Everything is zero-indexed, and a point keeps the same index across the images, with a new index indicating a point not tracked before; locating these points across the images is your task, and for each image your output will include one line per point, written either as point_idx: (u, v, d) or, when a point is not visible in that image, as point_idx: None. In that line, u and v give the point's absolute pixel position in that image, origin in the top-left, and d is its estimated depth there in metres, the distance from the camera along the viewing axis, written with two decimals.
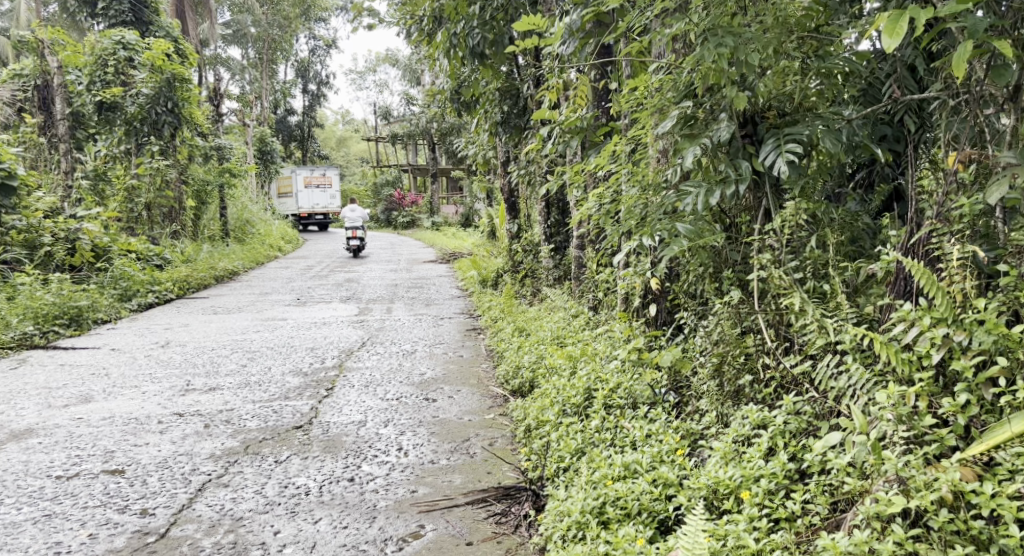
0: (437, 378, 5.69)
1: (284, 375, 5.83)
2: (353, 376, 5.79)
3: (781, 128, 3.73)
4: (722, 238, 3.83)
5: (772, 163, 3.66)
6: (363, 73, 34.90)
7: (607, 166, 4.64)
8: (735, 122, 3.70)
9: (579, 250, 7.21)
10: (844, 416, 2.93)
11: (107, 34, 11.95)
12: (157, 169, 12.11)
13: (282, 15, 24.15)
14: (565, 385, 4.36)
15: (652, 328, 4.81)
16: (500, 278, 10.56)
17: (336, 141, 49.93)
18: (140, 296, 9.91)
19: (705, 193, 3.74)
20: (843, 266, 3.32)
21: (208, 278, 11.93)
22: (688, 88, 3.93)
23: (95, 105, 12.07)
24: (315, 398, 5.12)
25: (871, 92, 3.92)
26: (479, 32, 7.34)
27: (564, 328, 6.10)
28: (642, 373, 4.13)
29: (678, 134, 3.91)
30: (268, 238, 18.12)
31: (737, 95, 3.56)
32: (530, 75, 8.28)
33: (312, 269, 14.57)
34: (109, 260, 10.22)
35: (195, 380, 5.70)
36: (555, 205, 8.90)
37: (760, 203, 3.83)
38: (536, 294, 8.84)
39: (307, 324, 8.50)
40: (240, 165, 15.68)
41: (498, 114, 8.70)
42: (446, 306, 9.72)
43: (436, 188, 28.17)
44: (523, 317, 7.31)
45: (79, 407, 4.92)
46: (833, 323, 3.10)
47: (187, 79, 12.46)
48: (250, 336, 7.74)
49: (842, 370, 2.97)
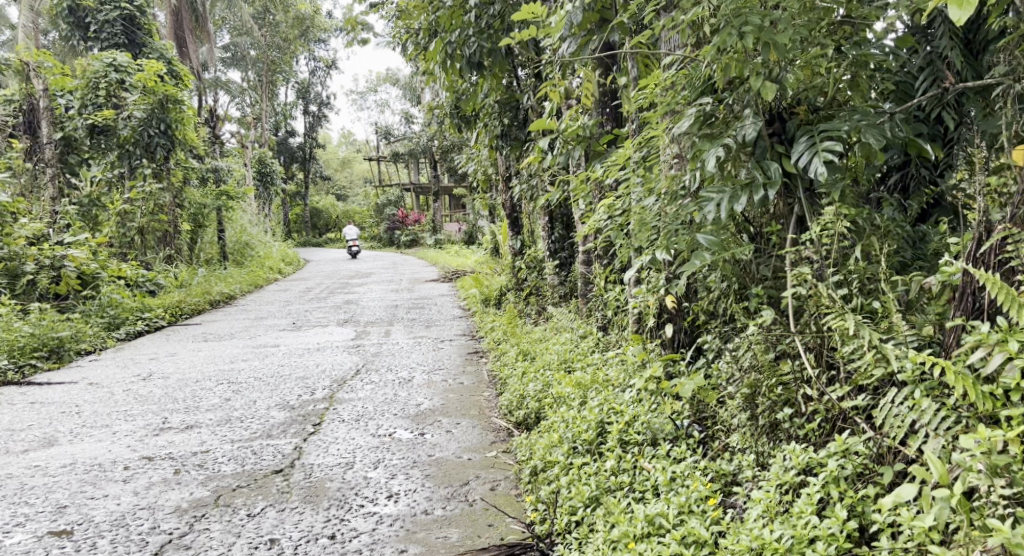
0: (435, 409, 5.23)
1: (269, 410, 5.38)
2: (343, 409, 5.34)
3: (815, 124, 3.26)
4: (751, 251, 3.37)
5: (806, 165, 3.21)
6: (363, 94, 34.70)
7: (614, 172, 4.21)
8: (762, 119, 3.25)
9: (585, 266, 6.78)
10: (914, 462, 2.50)
11: (98, 56, 11.65)
12: (150, 193, 11.67)
13: (282, 37, 23.89)
14: (575, 418, 3.91)
15: (670, 352, 4.39)
16: (504, 296, 10.14)
17: (338, 162, 49.66)
18: (130, 323, 9.51)
19: (729, 200, 3.28)
20: (896, 279, 2.88)
21: (202, 302, 11.52)
22: (704, 83, 3.52)
23: (87, 128, 11.73)
24: (299, 436, 4.68)
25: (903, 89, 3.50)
26: (475, 41, 6.95)
27: (572, 351, 5.68)
28: (663, 403, 3.69)
29: (696, 135, 3.44)
30: (268, 261, 17.75)
31: (766, 86, 3.12)
32: (531, 86, 7.90)
33: (312, 291, 14.17)
34: (96, 288, 9.80)
35: (172, 417, 5.26)
36: (559, 219, 8.49)
37: (792, 210, 3.33)
38: (541, 313, 8.44)
39: (300, 351, 8.05)
40: (237, 188, 15.30)
41: (498, 127, 8.31)
42: (447, 328, 9.30)
43: (440, 206, 27.81)
44: (528, 339, 6.85)
45: (39, 452, 4.48)
46: (892, 349, 2.66)
47: (181, 100, 12.08)
48: (238, 365, 7.27)
49: (909, 406, 2.53)
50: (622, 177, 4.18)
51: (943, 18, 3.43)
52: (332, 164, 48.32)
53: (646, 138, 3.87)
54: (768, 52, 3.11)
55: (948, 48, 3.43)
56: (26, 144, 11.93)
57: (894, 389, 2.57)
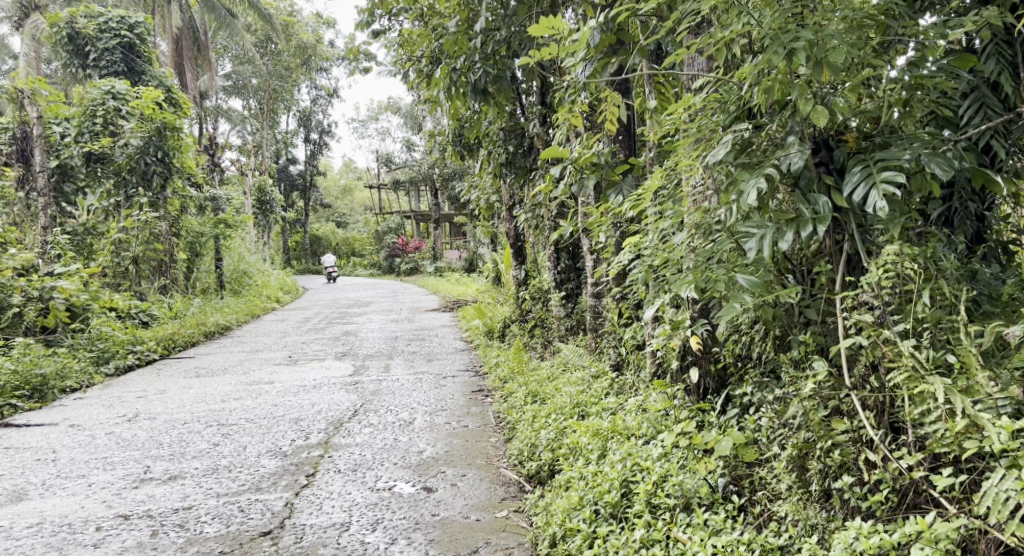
0: (439, 458, 4.83)
1: (259, 459, 5.00)
2: (340, 457, 4.96)
3: (867, 153, 2.90)
4: (798, 293, 3.02)
5: (860, 198, 2.86)
6: (365, 122, 34.48)
7: (635, 204, 3.88)
8: (809, 146, 2.92)
9: (595, 299, 6.44)
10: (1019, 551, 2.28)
11: (96, 84, 11.37)
12: (146, 222, 11.31)
13: (284, 65, 23.64)
14: (595, 476, 3.59)
15: (697, 400, 4.05)
16: (507, 328, 9.79)
17: (339, 190, 49.30)
18: (119, 358, 9.12)
19: (773, 235, 2.94)
20: (973, 331, 2.58)
21: (197, 334, 11.13)
22: (740, 107, 3.19)
23: (83, 157, 11.39)
24: (291, 490, 4.30)
25: (944, 115, 3.06)
26: (481, 67, 6.60)
27: (585, 392, 5.34)
28: (695, 461, 3.38)
29: (732, 165, 3.10)
30: (266, 290, 17.40)
31: (818, 109, 2.76)
32: (538, 113, 7.59)
33: (310, 321, 13.80)
34: (86, 321, 9.43)
35: (155, 466, 4.88)
36: (566, 249, 8.14)
37: (841, 249, 2.99)
38: (548, 347, 8.11)
39: (295, 388, 7.65)
40: (234, 216, 14.95)
41: (502, 155, 7.99)
42: (449, 361, 8.95)
43: (440, 233, 27.49)
44: (536, 377, 6.46)
45: (5, 509, 4.11)
46: (986, 420, 2.41)
47: (179, 127, 11.76)
48: (229, 405, 6.87)
49: (1015, 492, 2.30)
50: (643, 209, 3.84)
51: (992, 39, 2.99)
52: (333, 192, 48.05)
53: (673, 167, 3.53)
54: (820, 71, 2.76)
55: (997, 73, 2.98)
56: (18, 172, 11.58)
57: (998, 471, 2.34)
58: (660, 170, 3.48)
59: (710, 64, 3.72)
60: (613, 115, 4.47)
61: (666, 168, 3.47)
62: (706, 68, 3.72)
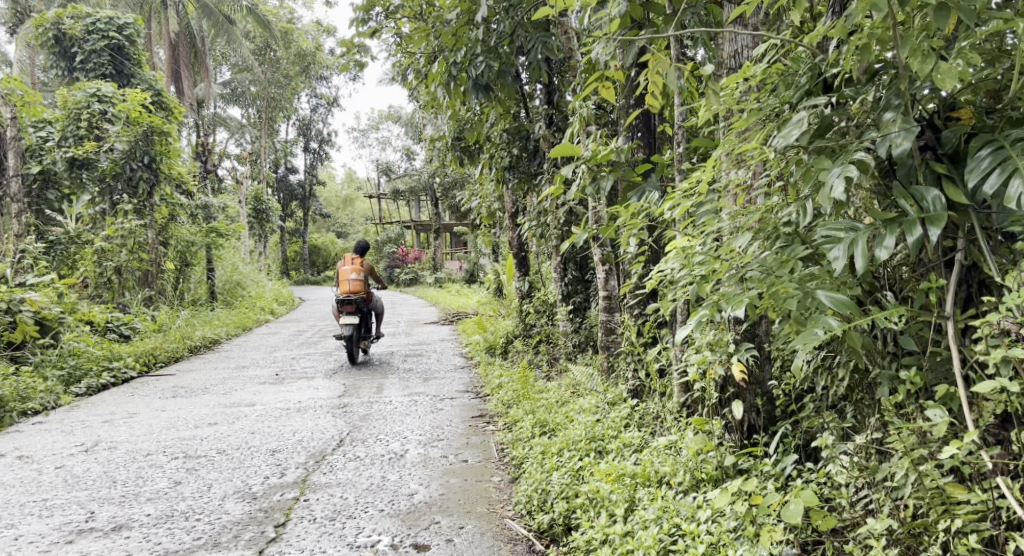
0: (432, 503, 4.14)
1: (224, 502, 4.33)
2: (317, 501, 4.27)
3: (997, 129, 2.21)
4: (901, 316, 2.39)
5: (996, 191, 2.16)
6: (365, 131, 33.77)
7: (677, 207, 3.20)
8: (916, 123, 2.24)
9: (608, 314, 5.76)
10: None
11: (81, 86, 10.65)
12: (130, 231, 10.50)
13: (283, 73, 22.97)
14: (626, 544, 2.97)
15: (739, 441, 3.46)
16: (510, 343, 9.11)
17: (340, 201, 48.35)
18: (92, 376, 8.39)
19: (867, 240, 2.25)
20: None
21: (182, 349, 10.31)
22: (812, 81, 2.55)
23: (67, 162, 10.68)
24: (255, 548, 3.65)
25: None
26: (484, 60, 5.90)
27: (600, 423, 4.66)
28: (751, 525, 2.75)
29: (807, 149, 2.45)
30: (261, 301, 16.63)
31: (940, 69, 2.07)
32: (544, 113, 6.90)
33: (303, 334, 13.08)
34: (57, 335, 8.68)
35: (101, 511, 4.23)
36: (572, 259, 7.50)
37: (952, 261, 2.35)
38: (553, 366, 7.41)
39: (277, 411, 6.92)
40: (227, 225, 14.21)
41: (506, 159, 7.26)
42: (448, 380, 8.25)
43: (440, 243, 26.69)
44: (543, 402, 5.73)
45: None
46: None
47: (167, 132, 10.89)
48: (202, 432, 6.17)
49: None
50: (687, 211, 3.19)
51: None
52: (333, 203, 47.36)
53: (730, 158, 2.87)
54: (945, 17, 2.06)
55: None
56: None
57: None
58: (711, 160, 2.81)
59: (754, 40, 3.18)
60: (654, 107, 3.63)
61: (721, 156, 2.80)
62: (753, 41, 3.15)
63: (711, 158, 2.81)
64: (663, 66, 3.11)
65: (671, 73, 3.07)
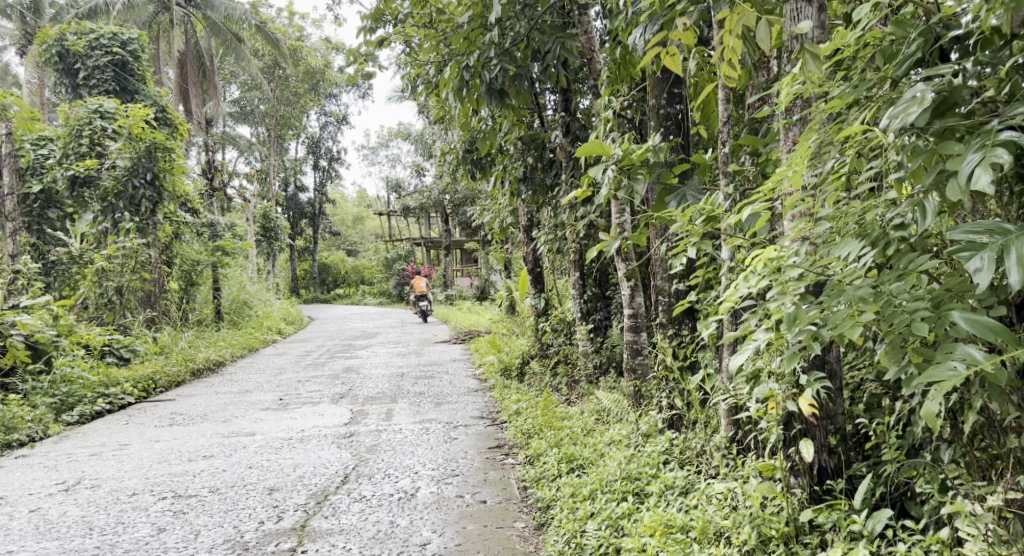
0: None
1: None
2: None
3: None
4: None
5: None
6: (375, 148, 33.35)
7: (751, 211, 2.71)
8: None
9: (635, 335, 5.21)
10: None
11: (82, 101, 10.11)
12: (132, 249, 10.04)
13: (292, 91, 22.57)
14: None
15: (811, 487, 2.90)
16: (527, 364, 8.58)
17: (351, 220, 47.85)
18: (86, 403, 7.88)
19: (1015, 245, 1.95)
20: None
21: (184, 373, 9.78)
22: (924, 46, 2.21)
23: (68, 180, 10.11)
24: None
25: None
26: (499, 62, 5.29)
27: (635, 458, 4.09)
28: None
29: (931, 134, 2.12)
30: (268, 320, 16.07)
31: None
32: (560, 121, 6.32)
33: (310, 354, 12.53)
34: (50, 361, 8.16)
35: None
36: (592, 275, 6.97)
37: None
38: (573, 389, 6.89)
39: (278, 442, 6.38)
40: (234, 243, 13.70)
41: (520, 169, 6.66)
42: (461, 404, 7.70)
43: (452, 259, 26.13)
44: (567, 431, 5.17)
45: None
46: None
47: (171, 148, 10.42)
48: (195, 467, 5.64)
49: None
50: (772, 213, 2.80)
51: None
52: (345, 223, 46.94)
53: (824, 145, 2.47)
54: None
55: None
56: None
57: None
58: (804, 145, 2.44)
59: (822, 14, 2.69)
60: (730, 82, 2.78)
61: (816, 142, 2.42)
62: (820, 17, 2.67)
63: (802, 143, 2.45)
64: (751, 20, 2.37)
65: (763, 26, 2.33)
